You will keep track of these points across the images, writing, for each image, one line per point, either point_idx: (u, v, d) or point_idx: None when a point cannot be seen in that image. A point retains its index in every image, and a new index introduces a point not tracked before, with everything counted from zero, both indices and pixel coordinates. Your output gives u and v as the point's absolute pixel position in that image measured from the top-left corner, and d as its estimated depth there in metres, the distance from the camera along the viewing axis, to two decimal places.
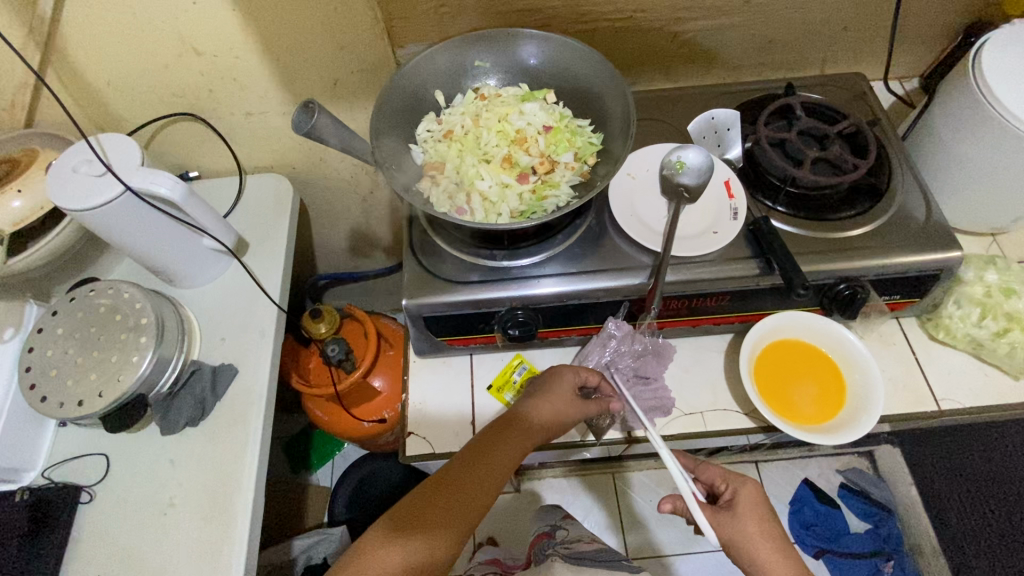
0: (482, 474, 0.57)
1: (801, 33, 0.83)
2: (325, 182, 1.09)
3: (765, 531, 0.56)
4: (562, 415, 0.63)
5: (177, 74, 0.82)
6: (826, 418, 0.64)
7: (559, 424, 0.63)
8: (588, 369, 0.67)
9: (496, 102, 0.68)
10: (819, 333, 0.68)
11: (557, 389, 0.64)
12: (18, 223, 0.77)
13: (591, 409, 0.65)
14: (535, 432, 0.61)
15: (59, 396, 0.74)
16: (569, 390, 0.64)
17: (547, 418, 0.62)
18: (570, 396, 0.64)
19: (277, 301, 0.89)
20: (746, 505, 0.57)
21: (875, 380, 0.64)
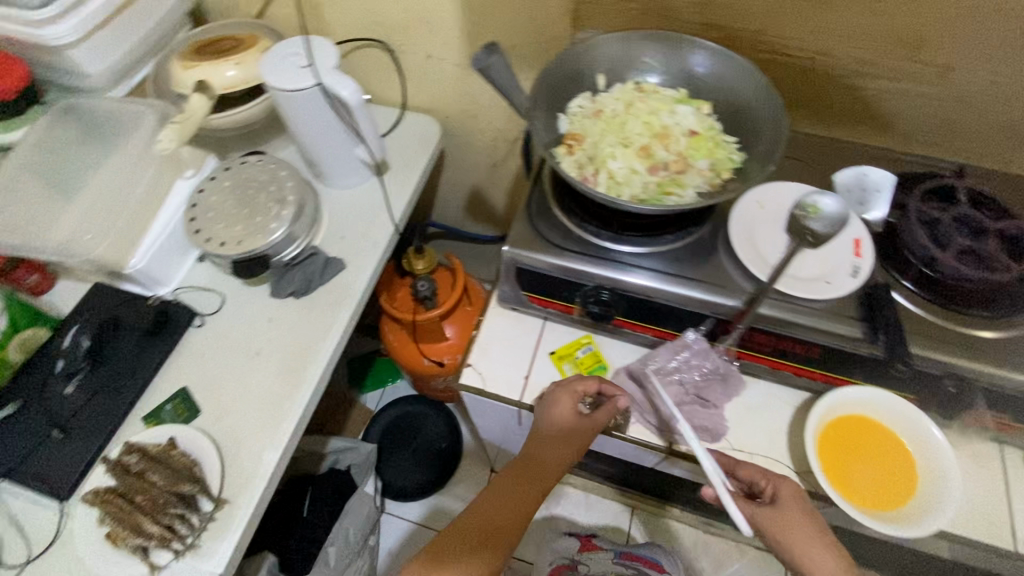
0: (510, 506, 0.62)
1: (993, 123, 0.77)
2: (467, 137, 1.18)
3: (820, 540, 0.55)
4: (572, 434, 0.66)
5: (385, 5, 0.94)
6: (895, 503, 0.61)
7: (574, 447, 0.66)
8: (581, 380, 0.68)
9: (651, 97, 0.71)
10: (890, 413, 0.64)
11: (558, 416, 0.67)
12: (228, 88, 0.92)
13: (601, 422, 0.66)
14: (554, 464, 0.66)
15: (209, 233, 0.88)
16: (570, 411, 0.67)
17: (560, 452, 0.66)
18: (572, 416, 0.67)
19: (396, 222, 0.98)
20: (790, 503, 0.57)
21: (949, 467, 0.61)
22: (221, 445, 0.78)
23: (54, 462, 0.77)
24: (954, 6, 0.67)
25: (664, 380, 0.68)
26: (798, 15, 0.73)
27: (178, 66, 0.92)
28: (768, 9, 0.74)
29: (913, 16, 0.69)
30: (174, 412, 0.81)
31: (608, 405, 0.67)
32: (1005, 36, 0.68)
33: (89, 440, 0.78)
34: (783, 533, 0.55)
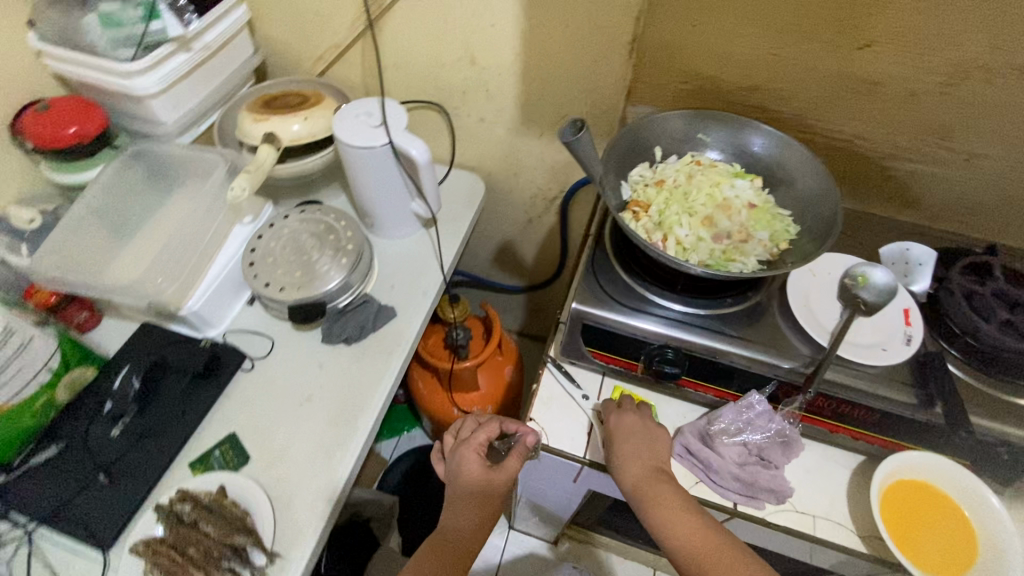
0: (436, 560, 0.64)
1: (1011, 208, 0.84)
2: (507, 194, 1.23)
3: (634, 452, 0.67)
4: (481, 489, 0.69)
5: (447, 73, 1.01)
6: (969, 549, 0.63)
7: (492, 501, 0.70)
8: (482, 431, 0.74)
9: (710, 171, 0.77)
10: (912, 468, 0.67)
11: (469, 471, 0.70)
12: (294, 141, 0.96)
13: (514, 470, 0.70)
14: (473, 523, 0.68)
15: (267, 278, 0.90)
16: (477, 465, 0.71)
17: (477, 505, 0.69)
18: (482, 470, 0.70)
19: (445, 274, 1.01)
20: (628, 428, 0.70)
21: (982, 492, 0.64)
22: (272, 493, 0.77)
23: (96, 510, 0.74)
24: (982, 104, 0.74)
25: (728, 439, 0.70)
26: (838, 104, 0.81)
27: (248, 119, 0.96)
28: (810, 98, 0.81)
29: (944, 110, 0.77)
30: (224, 458, 0.80)
31: (518, 450, 0.72)
32: None
33: (134, 487, 0.76)
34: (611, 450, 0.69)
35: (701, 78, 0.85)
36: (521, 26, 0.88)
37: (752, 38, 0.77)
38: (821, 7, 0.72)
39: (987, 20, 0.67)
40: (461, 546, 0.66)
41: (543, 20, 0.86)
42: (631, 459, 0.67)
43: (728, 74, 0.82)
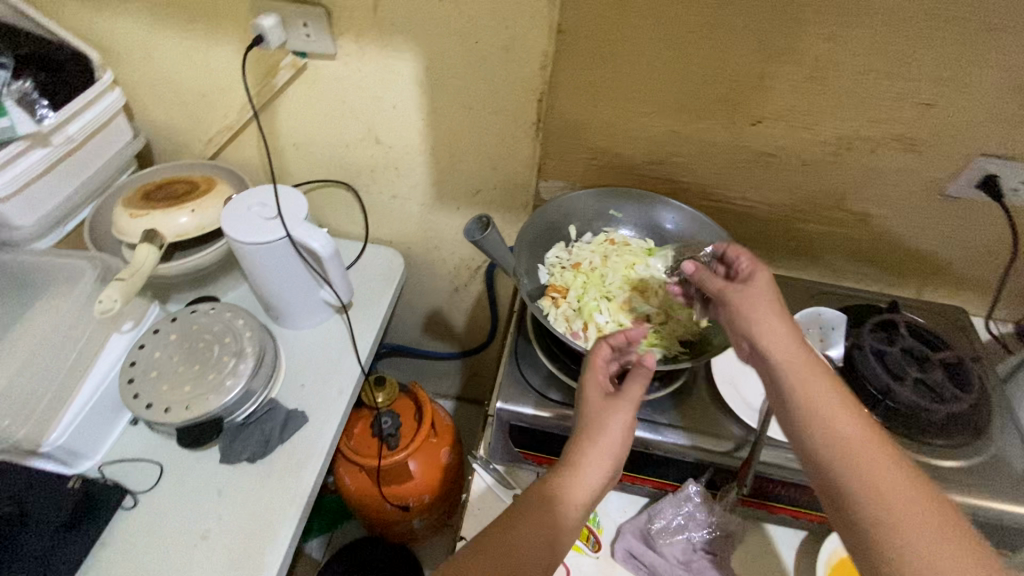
0: (558, 502, 0.53)
1: (906, 259, 0.88)
2: (429, 266, 1.17)
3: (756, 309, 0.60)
4: (602, 421, 0.57)
5: (352, 152, 0.95)
6: None
7: (619, 436, 0.57)
8: (597, 354, 0.62)
9: (624, 250, 0.79)
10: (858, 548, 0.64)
11: (589, 399, 0.59)
12: (179, 237, 0.85)
13: (637, 397, 0.58)
14: (600, 465, 0.56)
15: (149, 398, 0.78)
16: (599, 392, 0.59)
17: (603, 441, 0.56)
18: (604, 397, 0.59)
19: (363, 363, 0.92)
20: (760, 294, 0.61)
21: None
22: None
23: None
24: (868, 171, 0.78)
25: (670, 538, 0.66)
26: (741, 174, 0.82)
27: (125, 215, 0.85)
28: (715, 169, 0.82)
29: (837, 176, 0.80)
30: None
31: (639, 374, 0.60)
32: (910, 192, 0.79)
33: None
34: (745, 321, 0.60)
35: (608, 153, 0.84)
36: (424, 106, 0.85)
37: (653, 116, 0.78)
38: (713, 89, 0.73)
39: (863, 98, 0.70)
40: (586, 490, 0.54)
41: (445, 100, 0.84)
42: (782, 333, 0.58)
43: (635, 149, 0.82)
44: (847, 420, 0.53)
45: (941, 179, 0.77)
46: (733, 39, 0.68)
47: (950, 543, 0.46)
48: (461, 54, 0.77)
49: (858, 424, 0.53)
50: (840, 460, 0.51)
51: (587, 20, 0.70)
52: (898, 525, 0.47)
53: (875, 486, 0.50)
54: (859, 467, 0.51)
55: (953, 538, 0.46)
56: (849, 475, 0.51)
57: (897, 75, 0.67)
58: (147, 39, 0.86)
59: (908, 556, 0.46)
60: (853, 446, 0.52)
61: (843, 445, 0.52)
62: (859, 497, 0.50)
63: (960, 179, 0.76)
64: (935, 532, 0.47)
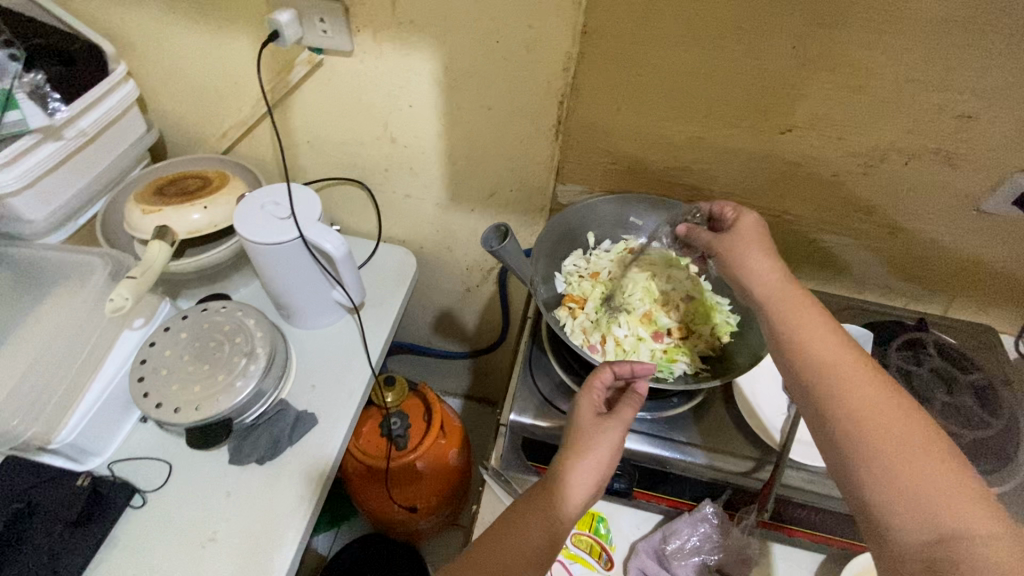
0: (537, 515, 0.54)
1: (935, 274, 0.85)
2: (441, 265, 1.16)
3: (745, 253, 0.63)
4: (588, 441, 0.56)
5: (366, 150, 0.94)
6: None
7: (605, 456, 0.56)
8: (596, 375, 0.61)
9: (644, 259, 0.80)
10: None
11: (579, 418, 0.59)
12: (191, 233, 0.84)
13: (626, 416, 0.57)
14: (580, 482, 0.55)
15: (159, 397, 0.77)
16: (590, 411, 0.59)
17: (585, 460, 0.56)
18: (594, 416, 0.59)
19: (373, 365, 0.91)
20: (746, 232, 0.64)
21: None
22: None
23: None
24: (900, 184, 0.75)
25: (685, 560, 0.64)
26: (766, 183, 0.79)
27: (137, 210, 0.84)
28: (739, 177, 0.80)
29: (867, 188, 0.77)
30: None
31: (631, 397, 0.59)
32: (942, 206, 0.76)
33: None
34: (730, 259, 0.64)
35: (629, 158, 0.81)
36: (441, 106, 0.83)
37: (678, 122, 0.75)
38: (741, 95, 0.70)
39: (900, 109, 0.67)
40: (566, 508, 0.54)
41: (463, 101, 0.82)
42: (765, 268, 0.61)
43: (657, 155, 0.80)
44: (826, 342, 0.54)
45: (976, 195, 0.74)
46: (764, 45, 0.65)
47: (919, 451, 0.46)
48: (480, 54, 0.75)
49: (839, 347, 0.54)
50: (815, 376, 0.52)
51: (614, 22, 0.67)
52: (864, 432, 0.48)
53: (846, 398, 0.50)
54: (830, 381, 0.51)
55: (920, 444, 0.46)
56: (824, 390, 0.51)
57: (938, 86, 0.64)
58: (161, 32, 0.85)
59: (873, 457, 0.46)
60: (831, 364, 0.52)
61: (820, 363, 0.53)
62: (833, 408, 0.50)
63: (997, 194, 0.73)
64: (905, 439, 0.46)
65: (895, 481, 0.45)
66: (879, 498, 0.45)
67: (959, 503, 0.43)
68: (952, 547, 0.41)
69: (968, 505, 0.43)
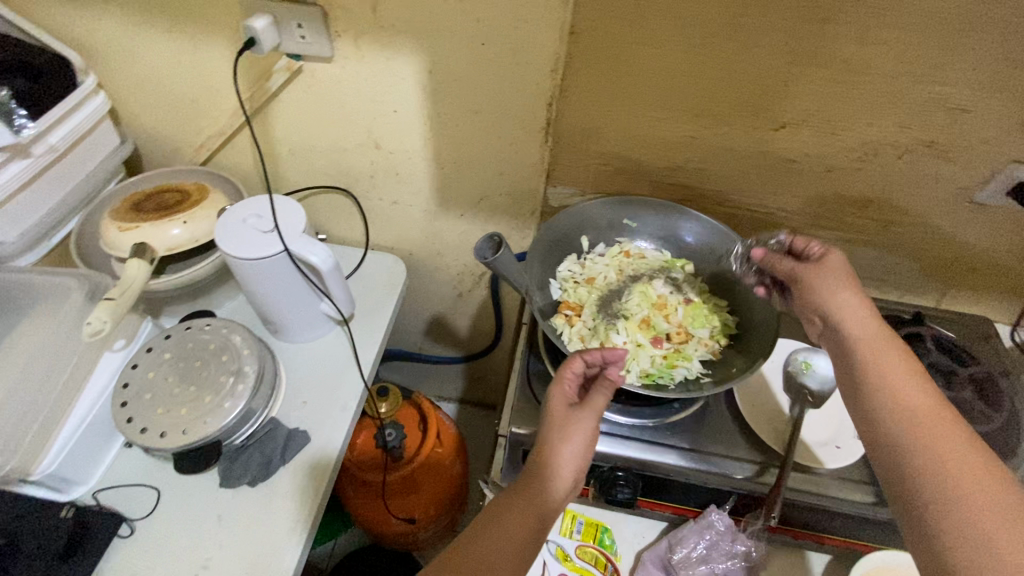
0: (518, 511, 0.52)
1: (929, 267, 0.85)
2: (431, 272, 1.14)
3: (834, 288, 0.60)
4: (562, 432, 0.56)
5: (350, 157, 0.91)
6: None
7: (580, 446, 0.56)
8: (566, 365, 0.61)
9: (640, 263, 0.79)
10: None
11: (552, 409, 0.58)
12: (171, 250, 0.81)
13: (599, 404, 0.56)
14: (559, 476, 0.54)
15: (143, 422, 0.75)
16: (563, 401, 0.58)
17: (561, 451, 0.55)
18: (568, 406, 0.58)
19: (366, 378, 0.89)
20: (834, 270, 0.61)
21: None
22: None
23: None
24: (894, 178, 0.74)
25: (692, 568, 0.63)
26: (760, 181, 0.78)
27: (113, 227, 0.81)
28: (732, 175, 0.78)
29: (862, 183, 0.76)
30: None
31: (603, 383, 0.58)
32: (936, 199, 0.76)
33: None
34: (817, 289, 0.61)
35: (621, 159, 0.80)
36: (427, 110, 0.81)
37: (670, 121, 0.74)
38: (734, 92, 0.69)
39: (894, 103, 0.66)
40: (546, 501, 0.53)
41: (449, 104, 0.79)
42: (856, 308, 0.58)
43: (650, 155, 0.78)
44: (917, 395, 0.50)
45: (970, 186, 0.73)
46: (757, 41, 0.64)
47: (1019, 528, 0.40)
48: (466, 57, 0.73)
49: (930, 401, 0.49)
50: (899, 424, 0.49)
51: (602, 20, 0.65)
52: (948, 493, 0.43)
53: (932, 453, 0.46)
54: (917, 433, 0.47)
55: (1021, 522, 0.40)
56: (905, 442, 0.48)
57: (931, 79, 0.64)
58: (131, 40, 0.81)
59: (961, 522, 0.42)
60: (918, 416, 0.48)
61: (909, 414, 0.49)
62: (918, 463, 0.46)
63: (990, 186, 0.73)
64: (999, 510, 0.41)
65: (987, 555, 0.40)
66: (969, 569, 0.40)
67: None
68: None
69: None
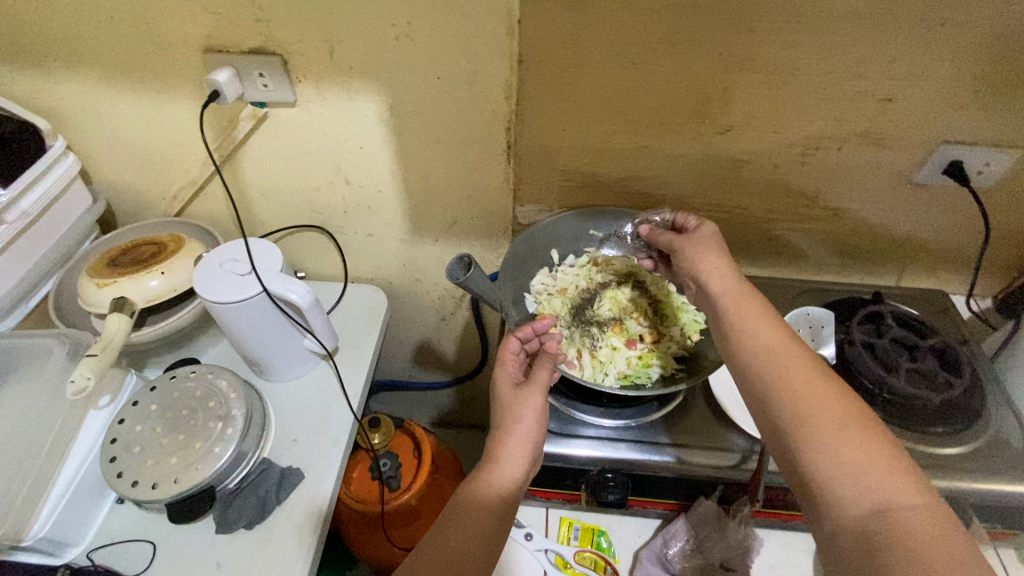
0: (482, 493, 0.55)
1: (884, 247, 0.89)
2: (412, 299, 1.15)
3: (703, 250, 0.64)
4: (511, 411, 0.61)
5: (322, 195, 0.93)
6: None
7: (535, 419, 0.60)
8: (507, 350, 0.67)
9: (609, 270, 0.82)
10: None
11: (501, 393, 0.63)
12: (150, 301, 0.82)
13: (545, 378, 0.63)
14: (517, 453, 0.58)
15: (134, 475, 0.74)
16: (510, 384, 0.64)
17: (517, 429, 0.59)
18: (515, 387, 0.63)
19: (354, 410, 0.90)
20: (703, 237, 0.66)
21: None
22: None
23: None
24: (838, 167, 0.79)
25: (687, 562, 0.65)
26: (714, 182, 0.82)
27: (90, 285, 0.82)
28: (687, 179, 0.82)
29: (809, 175, 0.80)
30: None
31: (545, 360, 0.65)
32: (880, 184, 0.80)
33: None
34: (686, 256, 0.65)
35: (581, 174, 0.83)
36: (391, 143, 0.84)
37: (623, 134, 0.78)
38: (678, 102, 0.73)
39: (826, 98, 0.71)
40: (506, 478, 0.56)
41: (412, 137, 0.83)
42: (720, 266, 0.62)
43: (607, 168, 0.82)
44: (774, 336, 0.54)
45: (908, 168, 0.78)
46: (692, 54, 0.68)
47: (869, 452, 0.45)
48: (423, 90, 0.77)
49: (786, 344, 0.53)
50: (761, 363, 0.53)
51: (547, 47, 0.69)
52: (800, 414, 0.48)
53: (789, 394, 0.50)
54: (775, 369, 0.52)
55: (854, 425, 0.46)
56: (771, 384, 0.51)
57: (856, 74, 0.68)
58: (98, 103, 0.84)
59: (811, 437, 0.47)
60: (778, 358, 0.53)
61: (765, 355, 0.53)
62: (779, 397, 0.50)
63: (927, 166, 0.77)
64: (844, 430, 0.46)
65: (844, 475, 0.44)
66: (828, 480, 0.45)
67: (896, 491, 0.42)
68: (888, 523, 0.41)
69: (903, 493, 0.42)
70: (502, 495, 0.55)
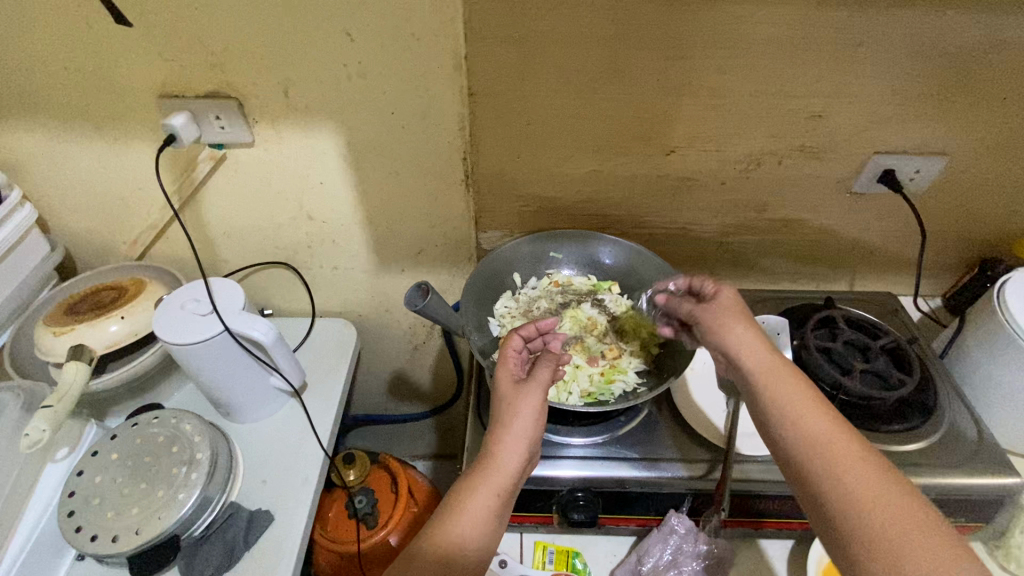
0: (481, 486, 0.56)
1: (834, 253, 0.93)
2: (383, 330, 1.15)
3: (731, 321, 0.61)
4: (512, 406, 0.60)
5: (284, 231, 0.94)
6: None
7: (533, 415, 0.60)
8: (509, 346, 0.67)
9: (570, 290, 0.85)
10: None
11: (502, 387, 0.63)
12: (109, 347, 0.80)
13: (545, 377, 0.62)
14: (512, 450, 0.58)
15: (94, 529, 0.72)
16: (511, 380, 0.63)
17: (514, 427, 0.59)
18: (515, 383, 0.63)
19: (325, 446, 0.89)
20: (728, 307, 0.63)
21: None
22: None
23: None
24: (781, 181, 0.83)
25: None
26: (667, 200, 0.86)
27: (47, 334, 0.80)
28: (642, 199, 0.85)
29: (755, 189, 0.84)
30: None
31: (546, 360, 0.65)
32: (822, 195, 0.85)
33: None
34: (713, 326, 0.62)
35: (538, 199, 0.86)
36: (351, 178, 0.86)
37: (575, 159, 0.81)
38: (624, 127, 0.77)
39: (762, 116, 0.75)
40: (506, 472, 0.57)
41: (371, 171, 0.84)
42: (750, 340, 0.59)
43: (563, 192, 0.85)
44: (816, 420, 0.52)
45: (846, 179, 0.82)
46: (632, 81, 0.72)
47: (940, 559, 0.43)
48: (378, 126, 0.79)
49: (829, 429, 0.52)
50: (812, 462, 0.50)
51: (495, 80, 0.72)
52: (868, 524, 0.46)
53: (843, 491, 0.48)
54: (823, 458, 0.50)
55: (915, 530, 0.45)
56: (822, 477, 0.49)
57: (786, 93, 0.73)
58: (54, 152, 0.84)
59: (878, 546, 0.45)
60: (825, 447, 0.51)
61: (815, 449, 0.51)
62: (830, 495, 0.49)
63: (863, 176, 0.82)
64: (909, 532, 0.45)
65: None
66: None
67: None
68: None
69: None
70: (499, 490, 0.56)
